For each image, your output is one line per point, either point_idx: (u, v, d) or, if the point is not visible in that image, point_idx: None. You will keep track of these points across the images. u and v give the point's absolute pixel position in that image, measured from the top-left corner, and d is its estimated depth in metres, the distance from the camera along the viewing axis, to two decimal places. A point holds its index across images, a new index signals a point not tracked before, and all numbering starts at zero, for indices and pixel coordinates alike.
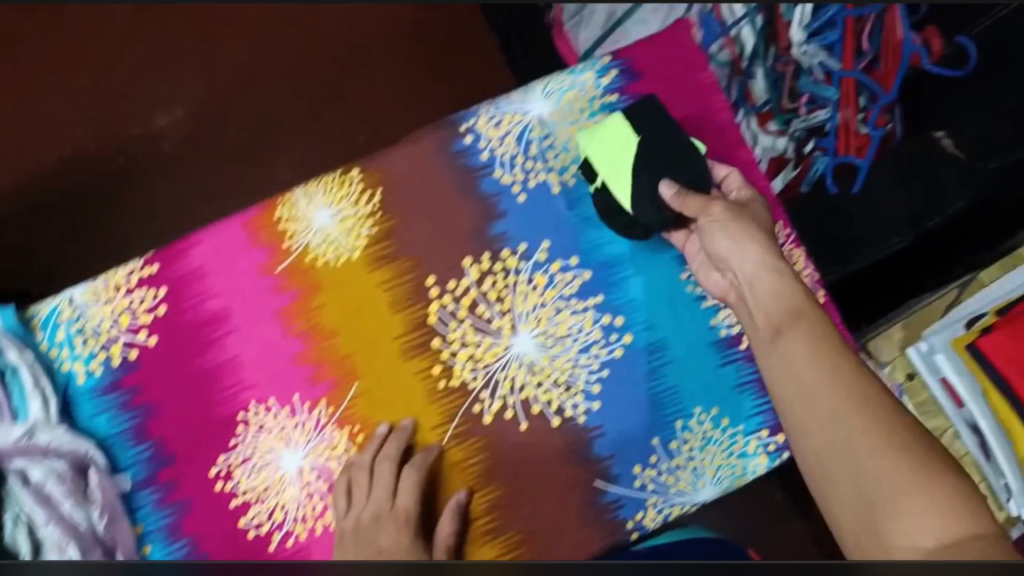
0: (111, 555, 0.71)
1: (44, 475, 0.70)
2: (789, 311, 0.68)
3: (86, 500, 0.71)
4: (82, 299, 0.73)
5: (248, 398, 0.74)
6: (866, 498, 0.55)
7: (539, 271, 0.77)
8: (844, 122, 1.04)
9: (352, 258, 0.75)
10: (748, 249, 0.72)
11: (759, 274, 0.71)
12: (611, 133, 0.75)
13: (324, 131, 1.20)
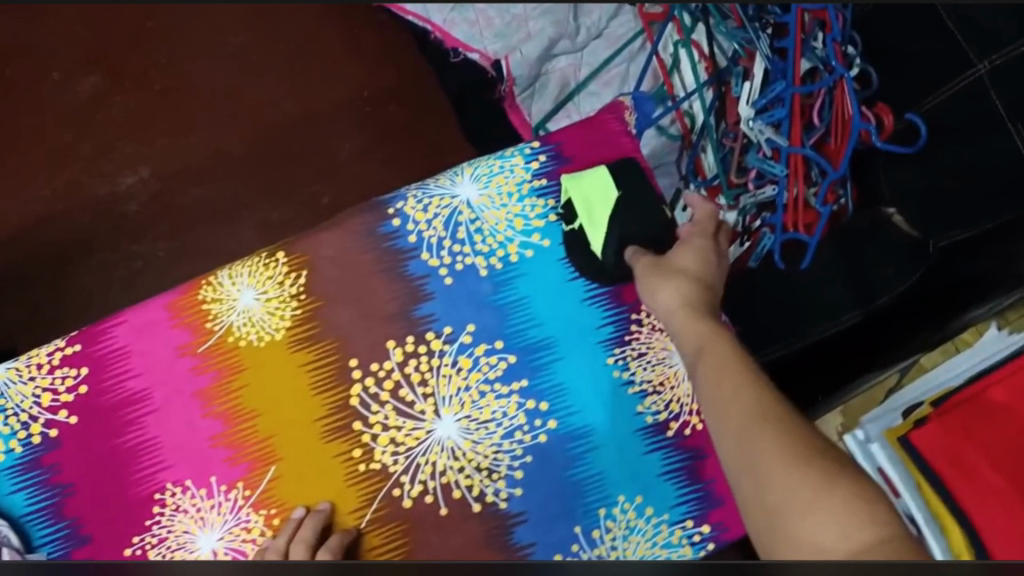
0: None
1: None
2: (707, 339, 0.73)
3: None
4: (2, 377, 0.74)
5: (165, 478, 0.74)
6: (772, 509, 0.59)
7: (463, 354, 0.77)
8: (792, 197, 1.04)
9: (274, 339, 0.77)
10: (677, 281, 0.77)
11: (685, 307, 0.76)
12: (598, 186, 0.80)
13: (292, 185, 1.21)
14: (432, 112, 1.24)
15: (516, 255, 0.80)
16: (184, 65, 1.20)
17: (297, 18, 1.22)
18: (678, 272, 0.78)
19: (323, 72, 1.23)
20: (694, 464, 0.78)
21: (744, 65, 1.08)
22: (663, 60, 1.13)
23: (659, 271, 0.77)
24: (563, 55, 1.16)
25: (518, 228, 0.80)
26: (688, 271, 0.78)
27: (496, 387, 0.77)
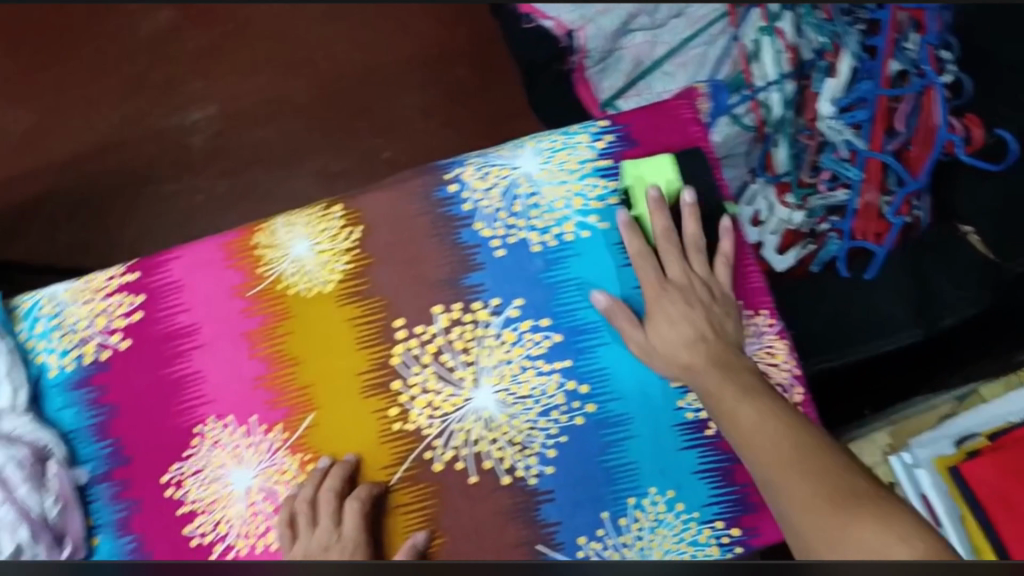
0: (60, 543, 0.72)
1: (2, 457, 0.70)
2: (714, 385, 0.71)
3: (41, 488, 0.71)
4: (64, 298, 0.79)
5: (207, 411, 0.76)
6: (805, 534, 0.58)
7: (508, 327, 0.76)
8: (864, 204, 1.00)
9: (323, 290, 0.78)
10: (676, 335, 0.74)
11: (692, 360, 0.73)
12: (658, 167, 0.78)
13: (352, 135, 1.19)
14: (498, 79, 1.20)
15: (572, 234, 0.78)
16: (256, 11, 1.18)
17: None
18: (674, 318, 0.75)
19: (394, 25, 1.19)
20: (731, 466, 0.75)
21: (829, 60, 1.03)
22: (745, 47, 1.08)
23: (659, 330, 0.74)
24: (637, 31, 1.13)
25: (576, 206, 0.79)
26: (684, 314, 0.75)
27: (538, 364, 0.76)
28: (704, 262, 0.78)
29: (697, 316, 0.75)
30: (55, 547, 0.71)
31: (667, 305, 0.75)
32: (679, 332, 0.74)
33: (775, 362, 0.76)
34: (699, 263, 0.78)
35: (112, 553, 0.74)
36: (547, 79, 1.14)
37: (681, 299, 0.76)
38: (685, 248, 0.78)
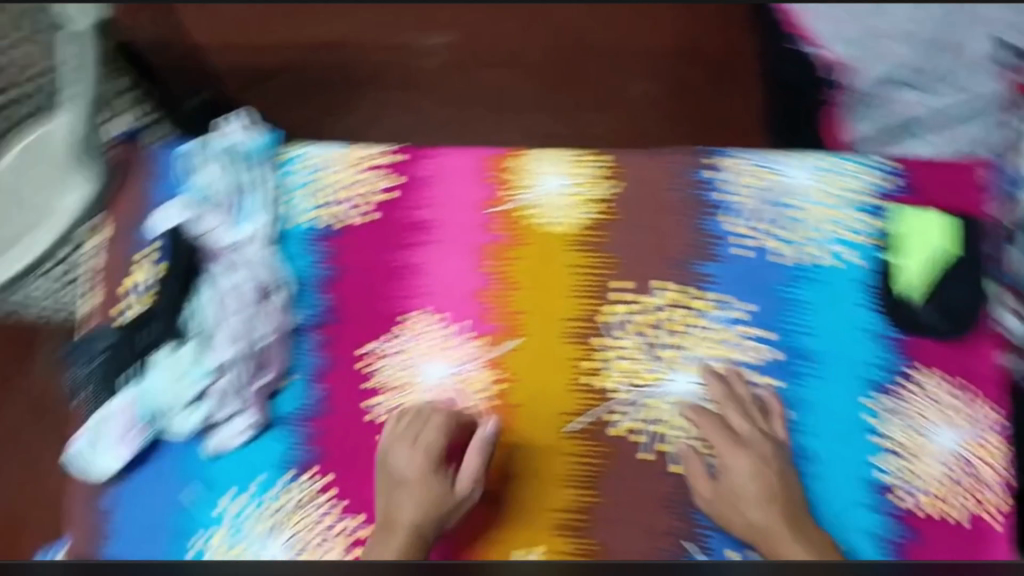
0: (261, 370, 0.78)
1: (241, 277, 0.77)
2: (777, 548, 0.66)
3: (260, 318, 0.78)
4: (324, 158, 0.82)
5: (421, 304, 0.79)
6: None
7: (727, 326, 0.76)
8: None
9: (562, 231, 0.78)
10: (740, 502, 0.70)
11: (760, 518, 0.69)
12: (930, 231, 0.76)
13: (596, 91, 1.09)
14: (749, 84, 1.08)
15: (821, 259, 0.77)
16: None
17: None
18: (741, 495, 0.70)
19: None
20: (908, 543, 0.71)
21: None
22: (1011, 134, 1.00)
23: (728, 491, 0.71)
24: (912, 88, 1.05)
25: (832, 234, 0.77)
26: (745, 480, 0.71)
27: (744, 372, 0.76)
28: (763, 409, 0.74)
29: (763, 476, 0.71)
30: (257, 372, 0.78)
31: (737, 470, 0.71)
32: (739, 498, 0.70)
33: (986, 459, 0.73)
34: (761, 419, 0.73)
35: (296, 396, 0.80)
36: (797, 103, 1.06)
37: (747, 466, 0.71)
38: (750, 419, 0.73)
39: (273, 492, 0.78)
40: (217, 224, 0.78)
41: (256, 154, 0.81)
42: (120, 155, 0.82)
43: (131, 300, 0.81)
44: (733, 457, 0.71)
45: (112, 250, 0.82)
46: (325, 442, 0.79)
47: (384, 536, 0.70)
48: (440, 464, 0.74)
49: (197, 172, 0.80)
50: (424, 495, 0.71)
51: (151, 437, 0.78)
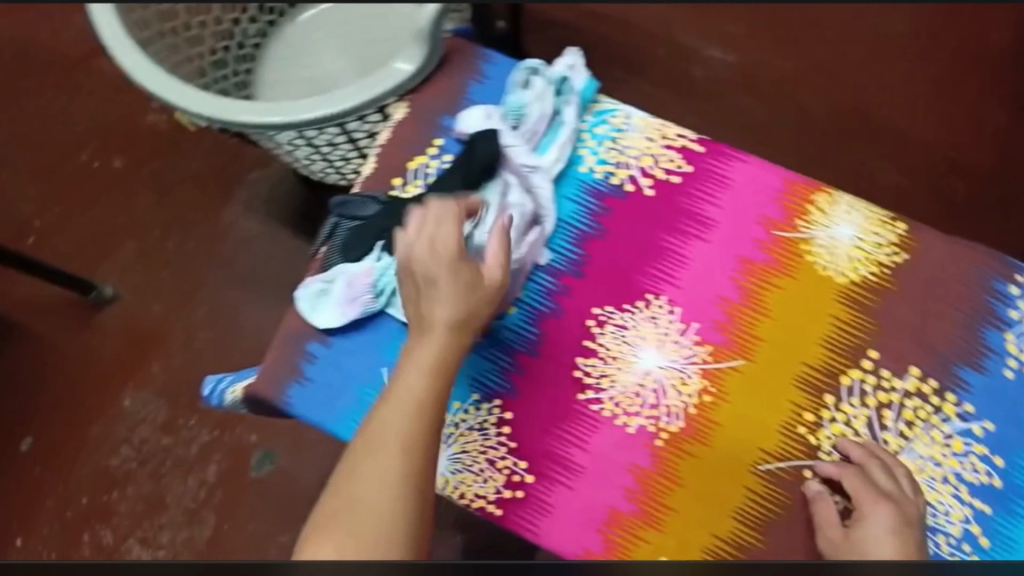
0: None
1: (516, 201, 0.78)
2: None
3: (517, 243, 0.79)
4: (636, 122, 0.84)
5: (665, 290, 0.80)
6: None
7: (962, 436, 0.74)
8: None
9: (834, 278, 0.78)
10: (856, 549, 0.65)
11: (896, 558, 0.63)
12: None
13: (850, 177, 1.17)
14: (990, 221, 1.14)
15: None
16: (826, 20, 1.27)
17: (947, 59, 1.23)
18: (859, 541, 0.66)
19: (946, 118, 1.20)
20: None
21: None
22: None
23: (853, 541, 0.66)
24: None
25: None
26: (880, 530, 0.66)
27: (961, 487, 0.73)
28: (913, 483, 0.71)
29: (902, 535, 0.65)
30: None
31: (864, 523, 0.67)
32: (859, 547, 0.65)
33: None
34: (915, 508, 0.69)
35: (516, 327, 0.81)
36: None
37: (889, 521, 0.66)
38: (900, 500, 0.68)
39: (462, 405, 0.80)
40: (517, 142, 0.79)
41: (577, 94, 0.83)
42: (456, 51, 0.86)
43: (407, 179, 0.82)
44: (875, 508, 0.68)
45: (407, 124, 0.84)
46: (525, 380, 0.80)
47: (423, 337, 0.67)
48: (467, 257, 0.70)
49: (518, 89, 0.82)
50: (449, 295, 0.68)
51: (374, 310, 0.79)
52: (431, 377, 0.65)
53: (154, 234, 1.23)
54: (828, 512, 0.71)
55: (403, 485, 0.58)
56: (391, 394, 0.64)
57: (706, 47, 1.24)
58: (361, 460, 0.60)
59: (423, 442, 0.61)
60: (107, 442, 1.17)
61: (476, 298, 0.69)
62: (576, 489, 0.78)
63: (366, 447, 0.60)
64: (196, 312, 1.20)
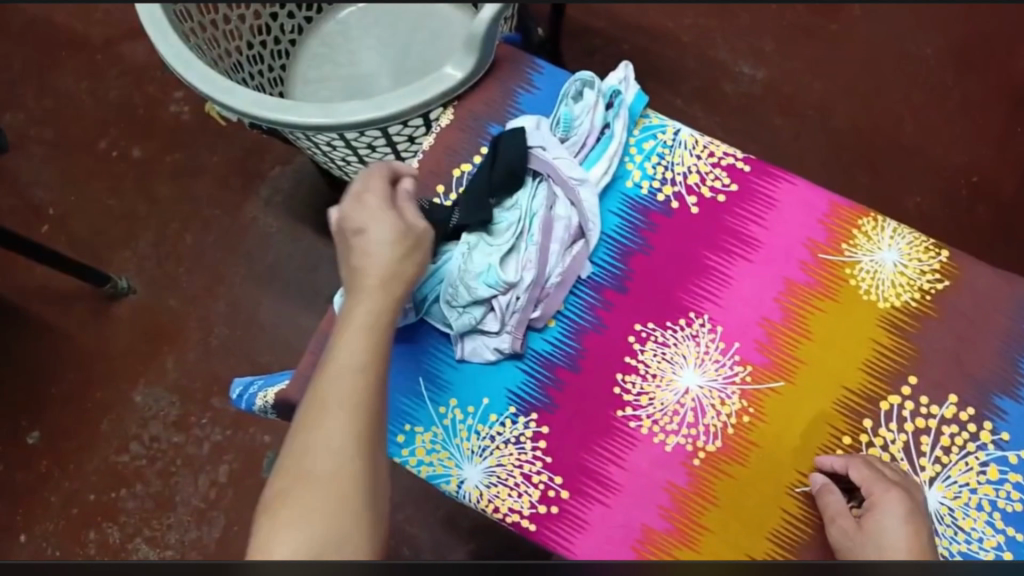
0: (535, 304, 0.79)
1: (562, 214, 0.78)
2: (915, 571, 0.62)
3: (560, 257, 0.79)
4: (683, 138, 0.84)
5: (707, 309, 0.80)
6: None
7: (997, 464, 0.75)
8: None
9: (876, 303, 0.78)
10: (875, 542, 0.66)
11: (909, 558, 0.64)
12: None
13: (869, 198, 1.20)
14: (1006, 248, 1.18)
15: None
16: (852, 44, 1.29)
17: (969, 87, 1.26)
18: (878, 532, 0.66)
19: (967, 145, 1.22)
20: None
21: None
22: None
23: (869, 532, 0.67)
24: None
25: None
26: (893, 518, 0.67)
27: (995, 515, 0.73)
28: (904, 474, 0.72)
29: (915, 525, 0.66)
30: (533, 305, 0.78)
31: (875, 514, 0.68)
32: (880, 539, 0.66)
33: None
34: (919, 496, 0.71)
35: (555, 340, 0.80)
36: None
37: (902, 509, 0.67)
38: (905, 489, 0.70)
39: (499, 418, 0.79)
40: (563, 156, 0.80)
41: (626, 108, 0.83)
42: (506, 61, 0.86)
43: (450, 186, 0.82)
44: (890, 500, 0.68)
45: (453, 131, 0.83)
46: (564, 394, 0.79)
47: (358, 295, 0.66)
48: (397, 212, 0.71)
49: (567, 102, 0.83)
50: (382, 246, 0.68)
51: (412, 319, 0.79)
52: (370, 331, 0.64)
53: (172, 227, 1.21)
54: (835, 502, 0.71)
55: (356, 452, 0.56)
56: (329, 362, 0.61)
57: (736, 63, 1.27)
58: (312, 425, 0.57)
59: (371, 403, 0.59)
60: (117, 438, 1.14)
61: (409, 249, 0.70)
62: (612, 506, 0.77)
63: (315, 408, 0.58)
64: (214, 307, 1.18)
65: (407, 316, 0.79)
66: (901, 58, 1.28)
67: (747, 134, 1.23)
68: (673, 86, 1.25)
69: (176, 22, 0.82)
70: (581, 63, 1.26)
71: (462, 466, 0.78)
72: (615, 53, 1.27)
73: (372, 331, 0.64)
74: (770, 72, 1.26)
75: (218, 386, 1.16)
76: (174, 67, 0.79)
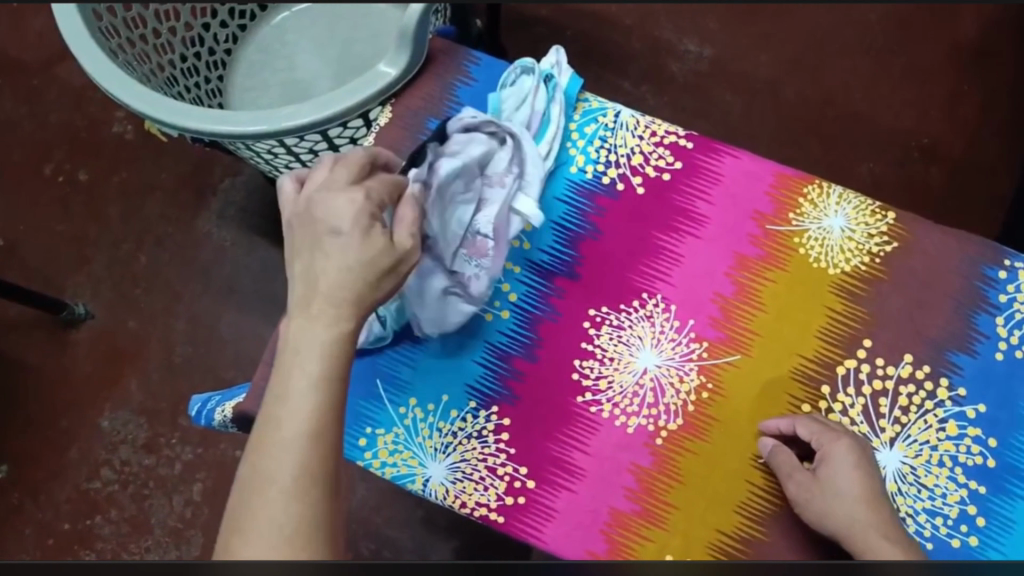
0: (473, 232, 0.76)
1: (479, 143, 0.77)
2: (866, 520, 0.66)
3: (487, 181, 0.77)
4: (624, 120, 0.83)
5: (659, 288, 0.80)
6: None
7: (956, 420, 0.74)
8: None
9: (827, 270, 0.78)
10: (831, 493, 0.68)
11: (860, 517, 0.66)
12: None
13: (822, 168, 1.21)
14: (960, 207, 1.19)
15: None
16: (796, 15, 1.30)
17: (914, 50, 1.27)
18: (832, 483, 0.69)
19: (915, 108, 1.24)
20: None
21: None
22: None
23: (826, 482, 0.69)
24: None
25: None
26: (846, 467, 0.69)
27: (956, 470, 0.74)
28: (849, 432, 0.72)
29: (864, 468, 0.69)
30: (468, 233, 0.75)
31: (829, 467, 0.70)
32: (835, 491, 0.68)
33: None
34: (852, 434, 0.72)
35: (510, 332, 0.80)
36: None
37: (851, 455, 0.70)
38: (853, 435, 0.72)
39: (459, 414, 0.78)
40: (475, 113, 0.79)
41: (562, 94, 0.82)
42: (441, 54, 0.85)
43: None
44: (836, 447, 0.70)
45: (389, 128, 0.82)
46: (521, 386, 0.79)
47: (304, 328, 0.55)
48: (375, 210, 0.61)
49: (502, 89, 0.82)
50: (352, 265, 0.57)
51: (381, 332, 0.78)
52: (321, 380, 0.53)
53: (127, 247, 1.20)
54: (788, 459, 0.72)
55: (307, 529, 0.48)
56: (272, 415, 0.52)
57: (683, 42, 1.27)
58: (252, 509, 0.49)
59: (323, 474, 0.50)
60: (86, 465, 1.13)
61: (381, 278, 0.59)
62: (579, 492, 0.77)
63: (255, 488, 0.49)
64: (175, 325, 1.17)
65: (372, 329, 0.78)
66: (845, 25, 1.28)
67: (698, 112, 1.24)
68: (621, 68, 1.25)
69: (102, 39, 0.81)
70: (527, 52, 1.26)
71: (426, 464, 0.78)
72: (562, 41, 1.26)
73: (331, 363, 0.54)
74: (716, 49, 1.27)
75: (186, 404, 1.15)
76: (102, 82, 0.77)
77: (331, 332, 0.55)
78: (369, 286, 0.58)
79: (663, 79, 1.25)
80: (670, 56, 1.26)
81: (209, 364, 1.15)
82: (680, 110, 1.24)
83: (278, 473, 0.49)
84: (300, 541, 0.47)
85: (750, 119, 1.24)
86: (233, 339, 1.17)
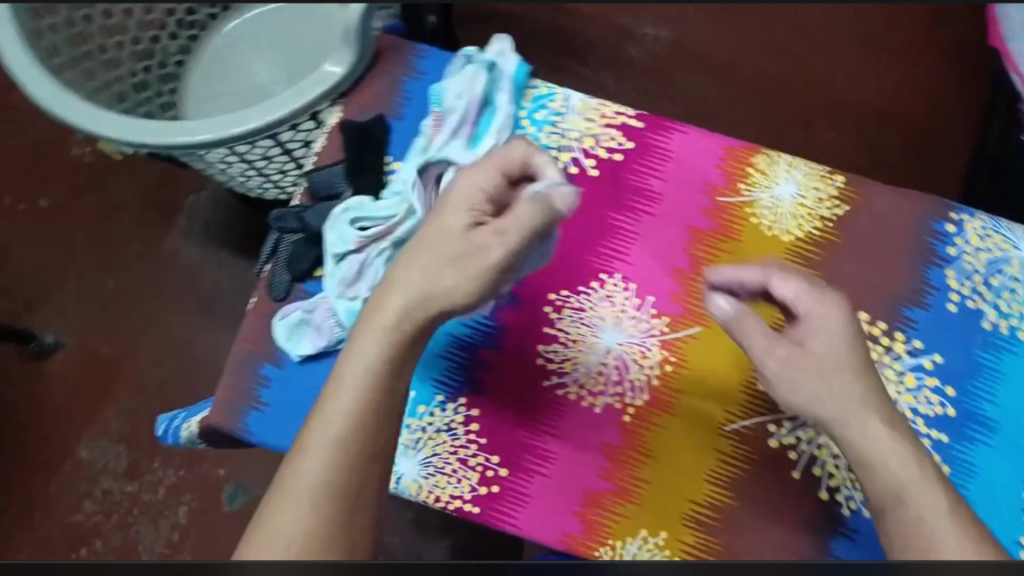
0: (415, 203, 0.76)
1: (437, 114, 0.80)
2: (856, 403, 0.60)
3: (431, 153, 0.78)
4: (573, 103, 0.82)
5: (618, 268, 0.80)
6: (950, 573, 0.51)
7: (914, 372, 0.75)
8: None
9: (781, 237, 0.78)
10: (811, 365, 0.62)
11: (848, 398, 0.60)
12: None
13: (782, 141, 1.22)
14: (920, 167, 1.21)
15: None
16: None
17: (864, 15, 1.28)
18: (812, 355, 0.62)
19: (870, 74, 1.25)
20: None
21: None
22: None
23: (809, 353, 0.62)
24: None
25: None
26: (826, 332, 0.63)
27: (916, 421, 0.74)
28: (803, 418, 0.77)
29: (851, 335, 0.63)
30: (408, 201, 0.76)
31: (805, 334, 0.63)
32: (815, 361, 0.62)
33: None
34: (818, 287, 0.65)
35: (472, 323, 0.81)
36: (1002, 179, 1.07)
37: (836, 320, 0.63)
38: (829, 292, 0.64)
39: (427, 408, 0.79)
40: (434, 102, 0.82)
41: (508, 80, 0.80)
42: (387, 50, 0.83)
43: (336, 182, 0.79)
44: (822, 308, 0.63)
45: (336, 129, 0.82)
46: (487, 377, 0.79)
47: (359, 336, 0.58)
48: (490, 198, 0.60)
49: (448, 76, 0.80)
50: (441, 246, 0.58)
51: (341, 335, 0.77)
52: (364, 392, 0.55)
53: (95, 275, 1.19)
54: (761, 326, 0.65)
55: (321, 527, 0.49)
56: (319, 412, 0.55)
57: (639, 25, 1.27)
58: (279, 502, 0.51)
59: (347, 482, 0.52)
60: (70, 497, 1.12)
61: (448, 269, 0.58)
62: (550, 476, 0.78)
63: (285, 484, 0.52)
64: (150, 347, 1.17)
65: (330, 331, 0.77)
66: None
67: (655, 94, 1.24)
68: (576, 53, 1.25)
69: (42, 58, 0.81)
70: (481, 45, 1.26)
71: (398, 462, 0.78)
72: (515, 30, 1.26)
73: (380, 370, 0.56)
74: (669, 28, 1.27)
75: None
76: (43, 101, 0.77)
77: (380, 337, 0.57)
78: (439, 281, 0.57)
79: (620, 62, 1.25)
80: (623, 38, 1.26)
81: (187, 384, 1.16)
82: (638, 93, 1.24)
83: (308, 475, 0.52)
84: (321, 536, 0.48)
85: (708, 97, 1.24)
86: (209, 357, 1.17)
